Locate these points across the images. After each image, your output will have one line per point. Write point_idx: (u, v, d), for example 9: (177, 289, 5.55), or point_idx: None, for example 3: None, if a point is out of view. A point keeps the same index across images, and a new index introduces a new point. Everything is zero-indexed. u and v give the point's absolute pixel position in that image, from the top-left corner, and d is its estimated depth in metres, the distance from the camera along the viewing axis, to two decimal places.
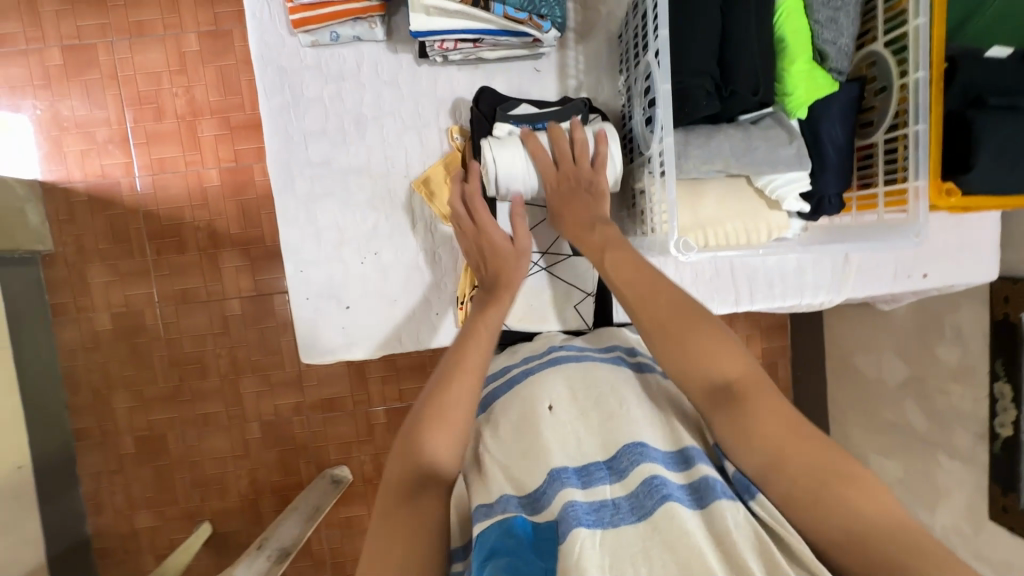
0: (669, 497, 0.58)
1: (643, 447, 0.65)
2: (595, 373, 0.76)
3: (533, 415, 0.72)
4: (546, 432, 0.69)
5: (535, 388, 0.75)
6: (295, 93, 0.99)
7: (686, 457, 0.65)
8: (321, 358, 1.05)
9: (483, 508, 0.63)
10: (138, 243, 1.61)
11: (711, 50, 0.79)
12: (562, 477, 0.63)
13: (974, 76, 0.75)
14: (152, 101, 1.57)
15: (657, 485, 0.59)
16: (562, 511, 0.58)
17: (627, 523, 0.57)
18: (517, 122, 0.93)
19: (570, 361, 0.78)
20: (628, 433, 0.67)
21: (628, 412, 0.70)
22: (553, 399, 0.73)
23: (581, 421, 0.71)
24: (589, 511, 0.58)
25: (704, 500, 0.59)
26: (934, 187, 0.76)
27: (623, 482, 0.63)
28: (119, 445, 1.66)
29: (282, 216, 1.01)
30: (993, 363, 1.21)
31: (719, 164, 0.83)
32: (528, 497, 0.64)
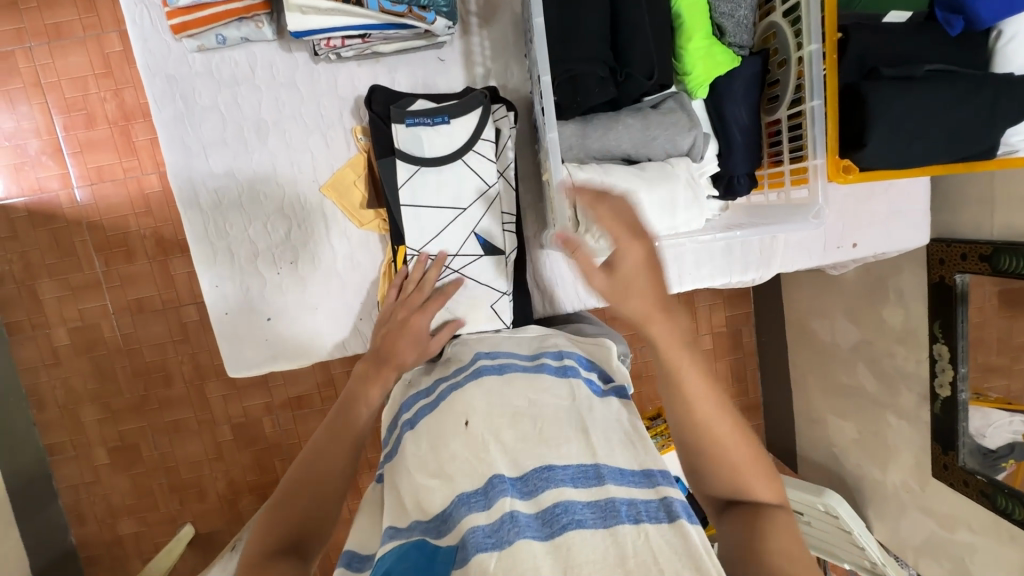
0: (569, 525, 0.57)
1: (553, 467, 0.63)
2: (516, 383, 0.76)
3: (449, 434, 0.71)
4: (459, 449, 0.69)
5: (454, 403, 0.74)
6: (188, 102, 0.95)
7: (598, 473, 0.63)
8: (250, 370, 1.04)
9: (390, 530, 0.65)
10: (86, 255, 1.58)
11: (597, 35, 0.75)
12: (469, 502, 0.62)
13: (868, 45, 0.71)
14: (80, 108, 1.51)
15: (559, 512, 0.58)
16: (465, 537, 0.59)
17: (527, 539, 0.57)
18: (413, 119, 0.90)
19: (494, 373, 0.78)
20: (540, 451, 0.66)
21: (543, 426, 0.69)
22: (470, 415, 0.72)
23: (495, 436, 0.69)
24: (487, 534, 0.58)
25: (610, 521, 0.57)
26: (833, 166, 0.73)
27: (530, 500, 0.61)
28: (90, 457, 1.67)
29: (190, 231, 0.98)
30: (931, 325, 1.21)
31: (622, 152, 0.81)
32: (434, 520, 0.64)
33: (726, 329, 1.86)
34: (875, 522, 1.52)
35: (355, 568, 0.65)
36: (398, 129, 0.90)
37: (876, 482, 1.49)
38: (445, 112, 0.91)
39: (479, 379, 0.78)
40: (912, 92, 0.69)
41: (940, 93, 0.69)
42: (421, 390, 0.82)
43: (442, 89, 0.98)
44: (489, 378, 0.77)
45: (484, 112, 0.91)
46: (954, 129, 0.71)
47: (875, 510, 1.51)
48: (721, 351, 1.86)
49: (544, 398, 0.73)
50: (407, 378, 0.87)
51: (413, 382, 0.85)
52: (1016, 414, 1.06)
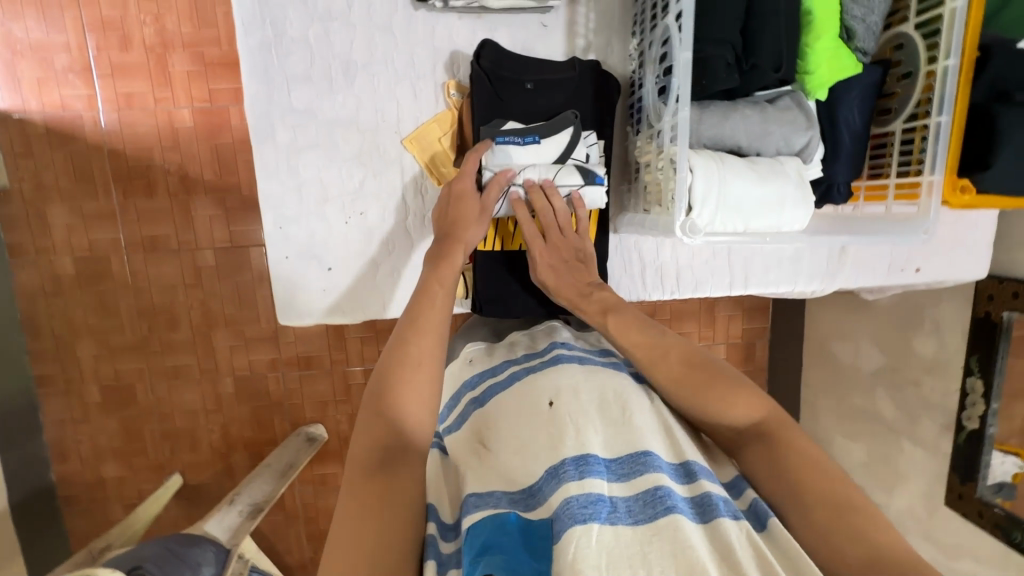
0: (673, 508, 0.53)
1: (650, 456, 0.59)
2: (598, 377, 0.70)
3: (532, 414, 0.66)
4: (543, 427, 0.64)
5: (534, 383, 0.70)
6: (276, 31, 0.90)
7: (689, 470, 0.60)
8: (298, 321, 1.00)
9: (473, 497, 0.60)
10: (102, 184, 1.50)
11: (734, 19, 0.73)
12: (561, 473, 0.57)
13: (1003, 69, 0.71)
14: (116, 28, 1.43)
15: (661, 495, 0.54)
16: (558, 510, 0.53)
17: (624, 523, 0.53)
18: (503, 137, 0.87)
19: (573, 361, 0.73)
20: (632, 437, 0.62)
21: (631, 419, 0.65)
22: (555, 396, 0.67)
23: (583, 415, 0.65)
24: (585, 505, 0.53)
25: (710, 515, 0.53)
26: (949, 183, 0.74)
27: (624, 483, 0.58)
28: (82, 394, 1.60)
29: (260, 166, 0.93)
30: (967, 359, 1.24)
31: (732, 143, 0.80)
32: (519, 492, 0.60)
33: (742, 342, 1.87)
34: None
35: (442, 533, 0.59)
36: (488, 148, 0.87)
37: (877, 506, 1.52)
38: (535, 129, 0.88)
39: (559, 363, 0.72)
40: None
41: None
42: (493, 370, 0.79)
43: (540, 56, 0.95)
44: (570, 365, 0.72)
45: (573, 135, 0.88)
46: None
47: None
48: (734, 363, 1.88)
49: (626, 390, 0.69)
50: (467, 355, 0.86)
51: (475, 361, 0.84)
52: (1010, 456, 1.20)
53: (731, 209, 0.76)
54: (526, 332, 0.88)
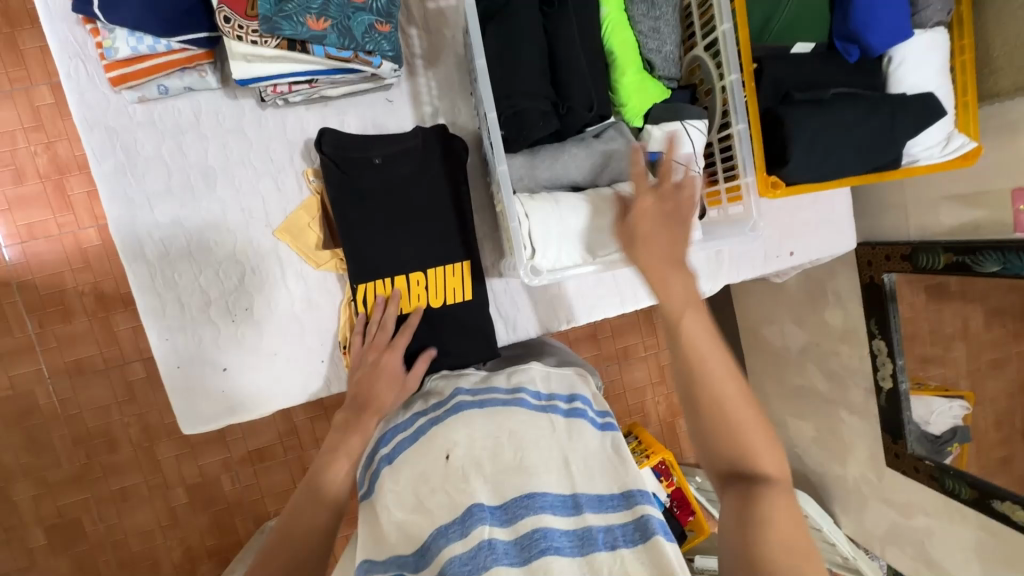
0: (547, 551, 0.63)
1: (535, 495, 0.69)
2: (496, 418, 0.78)
3: (432, 467, 0.74)
4: (441, 483, 0.72)
5: (434, 438, 0.77)
6: (130, 153, 0.93)
7: (576, 501, 0.70)
8: (206, 425, 1.00)
9: (366, 565, 0.70)
10: (16, 317, 1.48)
11: (539, 72, 0.78)
12: (447, 533, 0.67)
13: (781, 74, 0.79)
14: (7, 163, 1.44)
15: (537, 538, 0.65)
16: (444, 569, 0.64)
17: (504, 565, 0.63)
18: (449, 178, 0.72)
19: (474, 407, 0.80)
20: (522, 479, 0.71)
21: (523, 459, 0.73)
22: (451, 447, 0.75)
23: (475, 465, 0.73)
24: (464, 562, 0.63)
25: (586, 548, 0.65)
26: (762, 181, 0.80)
27: (508, 527, 0.67)
28: (25, 539, 1.52)
29: (136, 285, 0.94)
30: (868, 323, 1.29)
31: (570, 179, 0.85)
32: (416, 552, 0.70)
33: None
34: (841, 518, 1.57)
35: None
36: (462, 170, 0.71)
37: (838, 478, 1.55)
38: (392, 200, 0.94)
39: (460, 414, 0.79)
40: (823, 113, 0.76)
41: (850, 113, 0.77)
42: (400, 423, 0.84)
43: (392, 128, 1.00)
44: (470, 413, 0.79)
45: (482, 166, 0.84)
46: (861, 148, 0.79)
47: (840, 505, 1.56)
48: None
49: (521, 430, 0.76)
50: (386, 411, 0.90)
51: (391, 416, 0.88)
52: (955, 400, 1.18)
53: (577, 245, 0.81)
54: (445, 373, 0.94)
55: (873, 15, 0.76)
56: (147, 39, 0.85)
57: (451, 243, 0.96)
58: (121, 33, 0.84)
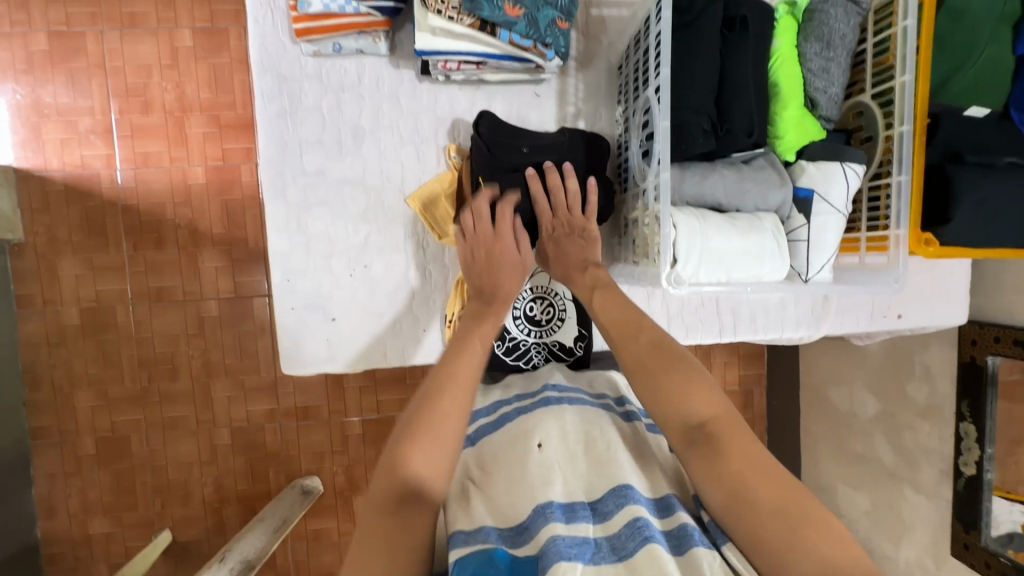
0: (653, 538, 0.58)
1: (631, 489, 0.65)
2: (585, 416, 0.76)
3: (521, 453, 0.71)
4: (533, 468, 0.68)
5: (525, 426, 0.74)
6: (292, 101, 0.98)
7: (666, 505, 0.66)
8: (301, 370, 1.03)
9: (462, 534, 0.63)
10: (115, 237, 1.56)
11: (708, 90, 0.80)
12: (547, 512, 0.62)
13: (953, 133, 0.79)
14: (139, 94, 1.54)
15: (640, 526, 0.59)
16: (545, 547, 0.57)
17: (607, 561, 0.57)
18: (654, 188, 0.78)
19: (564, 402, 0.78)
20: (614, 473, 0.68)
21: (615, 456, 0.71)
22: (543, 438, 0.72)
23: (570, 455, 0.70)
24: (570, 543, 0.58)
25: (686, 545, 0.59)
26: (914, 236, 0.79)
27: (606, 523, 0.63)
28: (77, 446, 1.59)
29: (271, 224, 0.99)
30: (959, 404, 1.25)
31: (715, 199, 0.85)
32: (510, 530, 0.63)
33: (739, 388, 1.88)
34: None
35: None
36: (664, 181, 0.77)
37: (885, 558, 1.47)
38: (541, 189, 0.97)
39: (549, 406, 0.77)
40: (989, 180, 0.76)
41: (1020, 185, 0.76)
42: (480, 413, 0.83)
43: (533, 121, 1.03)
44: (560, 408, 0.77)
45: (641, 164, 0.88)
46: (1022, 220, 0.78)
47: None
48: None
49: (610, 430, 0.75)
50: None
51: None
52: (1016, 504, 1.14)
53: (714, 262, 0.81)
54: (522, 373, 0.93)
55: None
56: None
57: None
58: None
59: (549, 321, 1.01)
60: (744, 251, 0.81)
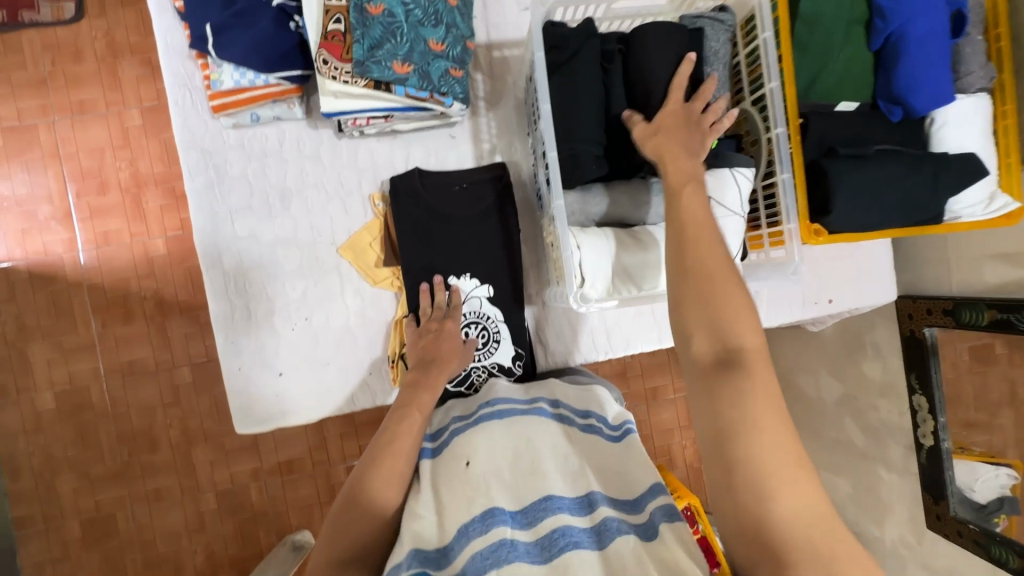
0: (567, 546, 0.66)
1: (553, 499, 0.72)
2: (514, 429, 0.82)
3: (453, 474, 0.77)
4: (462, 487, 0.74)
5: (457, 448, 0.80)
6: (218, 171, 1.03)
7: (591, 501, 0.73)
8: (256, 427, 1.05)
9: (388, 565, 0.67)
10: (83, 317, 1.59)
11: (594, 119, 0.85)
12: (468, 531, 0.69)
13: (825, 128, 0.84)
14: (94, 176, 1.59)
15: (558, 535, 0.67)
16: (466, 567, 0.65)
17: (523, 562, 0.65)
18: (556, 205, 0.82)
19: (494, 418, 0.84)
20: (539, 483, 0.74)
21: (540, 466, 0.77)
22: (471, 456, 0.78)
23: (495, 470, 0.76)
24: (485, 557, 0.65)
25: (604, 541, 0.67)
26: (805, 229, 0.84)
27: (529, 529, 0.69)
28: (63, 530, 1.59)
29: (211, 290, 1.03)
30: (908, 377, 1.27)
31: (617, 216, 0.90)
32: (437, 552, 0.69)
33: None
34: None
35: None
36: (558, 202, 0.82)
37: (874, 539, 1.47)
38: (450, 215, 1.03)
39: (480, 425, 0.83)
40: (866, 167, 0.81)
41: (893, 169, 0.81)
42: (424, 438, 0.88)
43: (452, 162, 1.09)
44: (490, 425, 0.83)
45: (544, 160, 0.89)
46: (903, 203, 0.82)
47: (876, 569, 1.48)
48: None
49: (536, 441, 0.81)
50: None
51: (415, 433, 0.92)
52: (1002, 467, 1.12)
53: (622, 275, 0.85)
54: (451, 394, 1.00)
55: (917, 80, 0.81)
56: (248, 74, 0.96)
57: (499, 273, 1.04)
58: (227, 68, 0.96)
59: (485, 344, 1.03)
60: (646, 255, 0.85)
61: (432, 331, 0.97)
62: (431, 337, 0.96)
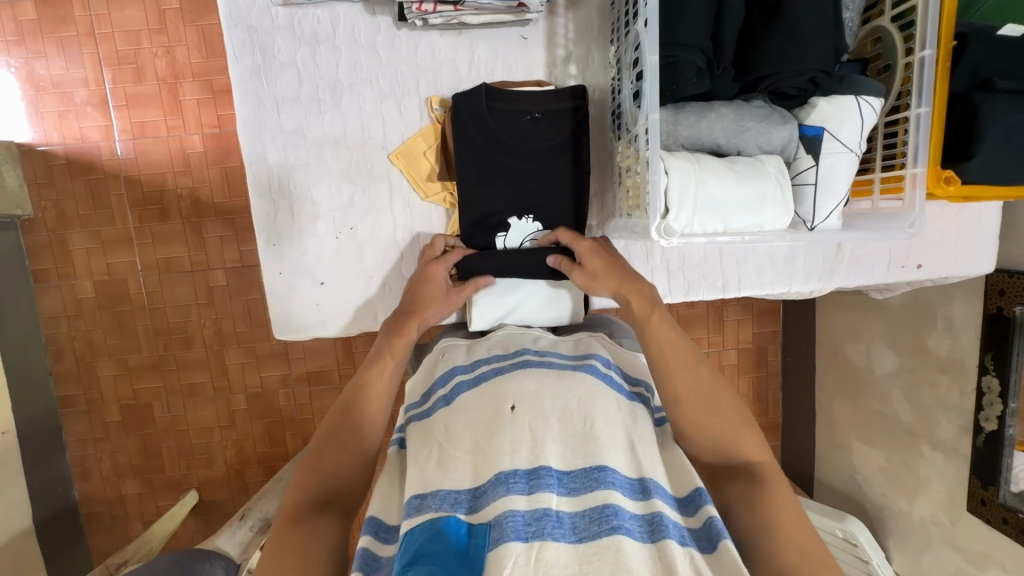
0: (617, 529, 0.56)
1: (606, 470, 0.62)
2: (565, 381, 0.73)
3: (494, 416, 0.69)
4: (503, 432, 0.67)
5: (500, 387, 0.73)
6: (266, 56, 0.94)
7: (645, 487, 0.62)
8: (296, 335, 1.03)
9: (416, 501, 0.62)
10: (120, 210, 1.57)
11: (700, 22, 0.72)
12: (509, 483, 0.60)
13: (983, 55, 0.71)
14: (130, 62, 1.50)
15: (608, 514, 0.57)
16: (499, 519, 0.57)
17: (567, 540, 0.56)
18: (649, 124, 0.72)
19: (542, 366, 0.76)
20: (590, 449, 0.65)
21: (591, 426, 0.67)
22: (517, 400, 0.70)
23: (541, 420, 0.68)
24: (526, 523, 0.56)
25: (658, 535, 0.57)
26: (933, 175, 0.73)
27: (572, 498, 0.60)
28: (102, 413, 1.65)
29: (254, 186, 0.97)
30: (982, 357, 1.17)
31: (709, 144, 0.79)
32: (470, 496, 0.62)
33: (752, 347, 1.79)
34: (894, 556, 1.44)
35: (383, 539, 0.63)
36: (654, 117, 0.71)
37: (900, 515, 1.40)
38: (515, 145, 0.93)
39: (527, 369, 0.75)
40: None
41: None
42: (458, 367, 0.81)
43: (521, 68, 0.97)
44: (538, 371, 0.75)
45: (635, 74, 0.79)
46: None
47: (894, 542, 1.43)
48: (745, 369, 1.79)
49: (591, 398, 0.70)
50: (442, 350, 0.89)
51: (450, 356, 0.86)
52: None
53: (710, 212, 0.75)
54: (502, 334, 0.92)
55: None
56: None
57: (563, 198, 0.96)
58: None
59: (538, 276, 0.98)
60: (734, 194, 0.75)
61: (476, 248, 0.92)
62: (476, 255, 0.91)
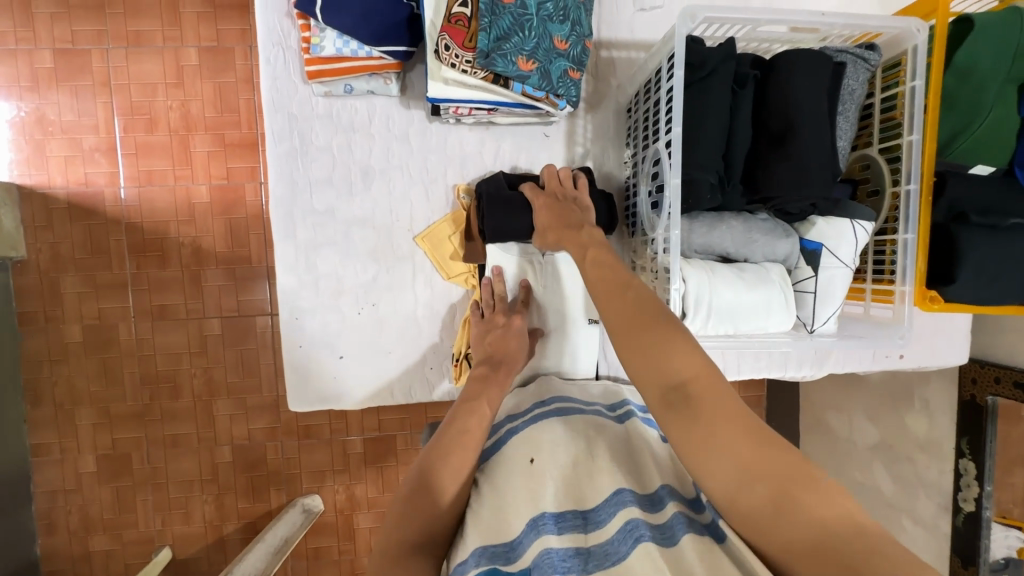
0: (642, 538, 0.62)
1: (623, 493, 0.70)
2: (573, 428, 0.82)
3: (515, 469, 0.77)
4: (528, 481, 0.74)
5: (519, 443, 0.81)
6: (303, 139, 0.99)
7: (656, 501, 0.70)
8: (308, 406, 1.03)
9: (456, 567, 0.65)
10: (118, 255, 1.53)
11: (714, 148, 0.81)
12: (540, 525, 0.66)
13: (960, 193, 0.80)
14: (144, 112, 1.49)
15: (631, 527, 0.64)
16: (538, 560, 0.61)
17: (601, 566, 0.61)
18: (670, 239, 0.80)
19: (552, 416, 0.86)
20: (607, 482, 0.73)
21: (603, 463, 0.76)
22: (535, 452, 0.78)
23: (558, 467, 0.76)
24: (563, 558, 0.61)
25: (674, 537, 0.64)
26: (920, 293, 0.82)
27: (598, 529, 0.67)
28: (78, 463, 1.58)
29: (281, 264, 1.00)
30: (958, 440, 1.22)
31: (719, 252, 0.87)
32: (502, 546, 0.67)
33: None
34: None
35: None
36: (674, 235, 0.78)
37: None
38: None
39: (537, 421, 0.85)
40: (997, 241, 0.77)
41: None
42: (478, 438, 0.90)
43: (543, 162, 1.04)
44: (546, 420, 0.84)
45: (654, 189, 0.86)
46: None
47: None
48: None
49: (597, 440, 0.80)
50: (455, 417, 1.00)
51: None
52: (1014, 530, 1.14)
53: (725, 317, 0.82)
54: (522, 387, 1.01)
55: None
56: (351, 43, 0.90)
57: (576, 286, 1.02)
58: (329, 33, 0.90)
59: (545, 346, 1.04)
60: (748, 297, 0.82)
61: (500, 326, 0.97)
62: (499, 333, 0.96)
